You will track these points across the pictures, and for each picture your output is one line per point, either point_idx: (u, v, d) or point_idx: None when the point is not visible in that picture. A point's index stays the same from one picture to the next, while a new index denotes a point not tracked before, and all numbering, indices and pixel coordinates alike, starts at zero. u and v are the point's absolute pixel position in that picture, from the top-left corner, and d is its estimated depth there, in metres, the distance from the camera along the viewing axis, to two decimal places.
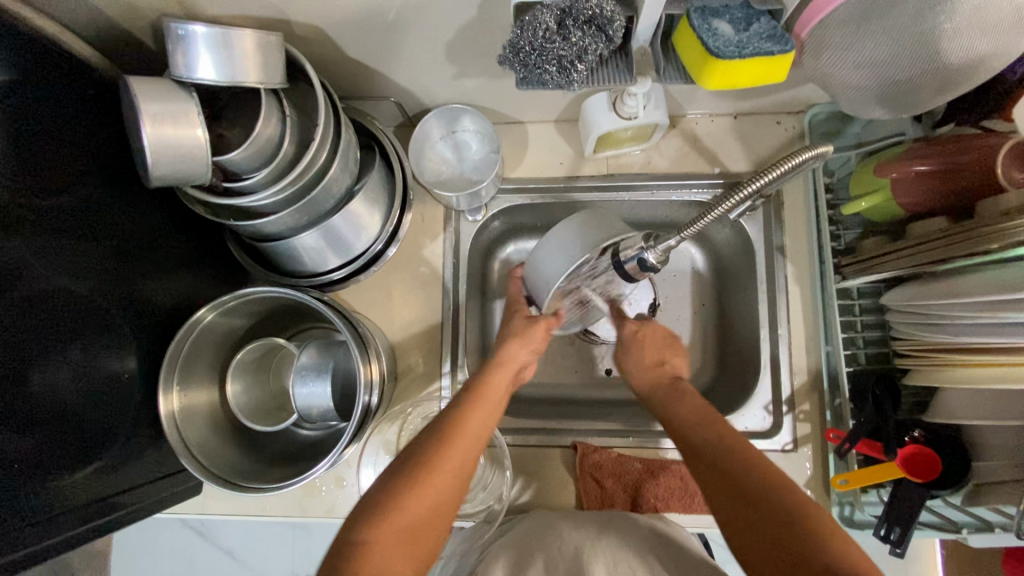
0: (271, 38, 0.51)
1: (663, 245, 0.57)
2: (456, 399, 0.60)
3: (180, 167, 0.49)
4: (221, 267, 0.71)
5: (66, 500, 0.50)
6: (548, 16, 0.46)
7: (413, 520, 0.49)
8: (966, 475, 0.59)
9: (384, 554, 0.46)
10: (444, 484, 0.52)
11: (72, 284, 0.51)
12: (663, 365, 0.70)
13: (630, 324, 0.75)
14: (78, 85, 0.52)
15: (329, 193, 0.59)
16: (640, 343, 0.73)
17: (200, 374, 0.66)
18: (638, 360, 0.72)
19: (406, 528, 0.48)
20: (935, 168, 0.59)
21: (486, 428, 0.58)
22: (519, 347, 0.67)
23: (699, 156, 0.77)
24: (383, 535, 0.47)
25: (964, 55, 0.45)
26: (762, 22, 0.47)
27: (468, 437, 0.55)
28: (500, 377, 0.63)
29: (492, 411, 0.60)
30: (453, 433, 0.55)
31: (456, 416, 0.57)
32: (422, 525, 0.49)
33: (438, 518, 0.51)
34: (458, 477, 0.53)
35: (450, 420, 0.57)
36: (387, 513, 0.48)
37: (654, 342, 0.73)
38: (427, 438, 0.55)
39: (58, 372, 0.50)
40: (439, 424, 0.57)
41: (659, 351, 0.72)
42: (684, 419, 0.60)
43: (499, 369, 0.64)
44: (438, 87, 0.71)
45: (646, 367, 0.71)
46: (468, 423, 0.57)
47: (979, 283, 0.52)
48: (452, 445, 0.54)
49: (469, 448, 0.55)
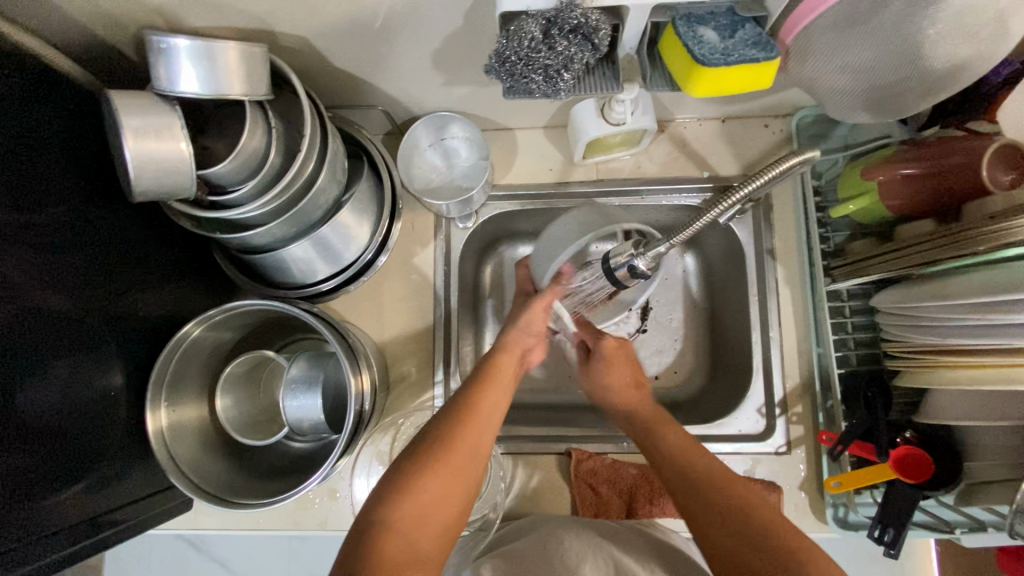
0: (255, 50, 0.50)
1: (652, 252, 0.57)
2: (467, 380, 0.59)
3: (164, 181, 0.49)
4: (209, 279, 0.71)
5: (56, 521, 0.50)
6: (533, 25, 0.46)
7: (431, 502, 0.49)
8: (957, 475, 0.59)
9: (403, 536, 0.46)
10: (464, 464, 0.52)
11: (57, 301, 0.51)
12: (636, 387, 0.67)
13: (609, 337, 0.70)
14: (59, 99, 0.52)
15: (317, 204, 0.58)
16: (609, 361, 0.69)
17: (188, 388, 0.65)
18: (609, 380, 0.68)
19: (424, 510, 0.48)
20: (920, 171, 0.59)
21: (499, 407, 0.57)
22: (528, 321, 0.65)
23: (688, 160, 0.77)
24: (408, 514, 0.47)
25: (947, 60, 0.45)
26: (748, 29, 0.47)
27: (482, 417, 0.55)
28: (508, 357, 0.62)
29: (504, 388, 0.59)
30: (467, 413, 0.55)
31: (468, 396, 0.57)
32: (440, 507, 0.49)
33: (457, 498, 0.50)
34: (474, 457, 0.53)
35: (463, 398, 0.56)
36: (405, 496, 0.48)
37: (621, 363, 0.69)
38: (440, 421, 0.55)
39: (45, 391, 0.49)
40: (451, 406, 0.56)
41: (631, 371, 0.68)
42: (671, 447, 0.58)
43: (508, 350, 0.63)
44: (426, 95, 0.70)
45: (619, 388, 0.67)
46: (480, 405, 0.56)
47: (966, 285, 0.53)
48: (467, 426, 0.54)
49: (482, 428, 0.55)
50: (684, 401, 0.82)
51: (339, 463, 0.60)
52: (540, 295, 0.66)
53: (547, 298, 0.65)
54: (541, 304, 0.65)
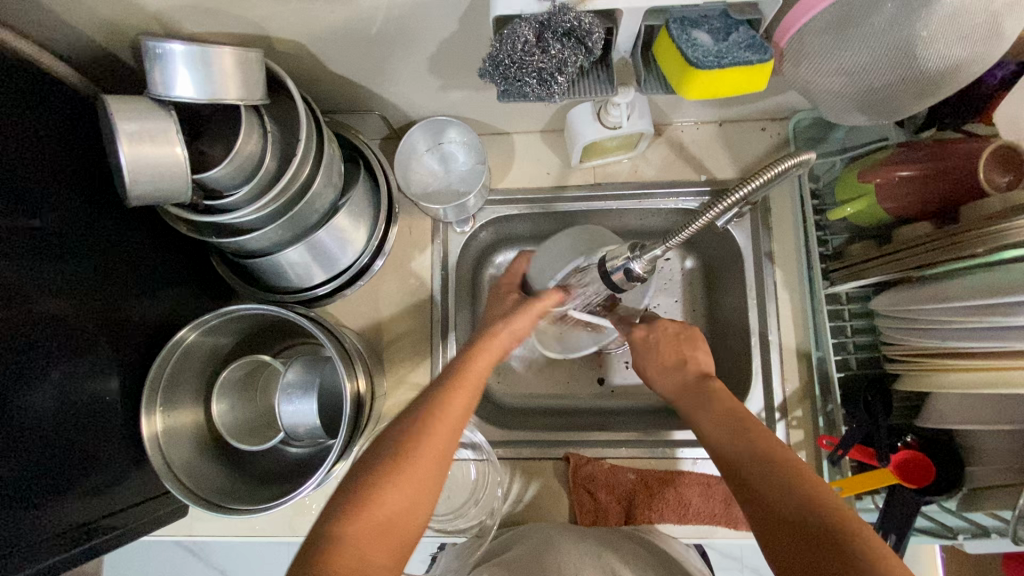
0: (251, 55, 0.51)
1: (648, 254, 0.56)
2: (435, 382, 0.56)
3: (161, 186, 0.49)
4: (205, 283, 0.71)
5: (49, 526, 0.50)
6: (527, 29, 0.45)
7: (390, 513, 0.48)
8: (958, 483, 0.59)
9: (355, 548, 0.45)
10: (424, 475, 0.50)
11: (49, 304, 0.50)
12: (685, 364, 0.63)
13: (641, 327, 0.68)
14: (56, 105, 0.52)
15: (313, 209, 0.58)
16: (654, 345, 0.66)
17: (184, 394, 0.65)
18: (655, 364, 0.65)
19: (377, 525, 0.47)
20: (917, 174, 0.59)
21: (465, 414, 0.55)
22: (514, 322, 0.62)
23: (686, 164, 0.77)
24: (358, 531, 0.46)
25: (941, 61, 0.45)
26: (741, 32, 0.47)
27: (447, 426, 0.53)
28: (483, 355, 0.59)
29: (472, 395, 0.56)
30: (431, 422, 0.52)
31: (436, 400, 0.54)
32: (397, 519, 0.48)
33: (415, 511, 0.49)
34: (437, 466, 0.51)
35: (429, 402, 0.54)
36: (361, 506, 0.47)
37: (670, 342, 0.65)
38: (403, 425, 0.53)
39: (38, 397, 0.49)
40: (415, 410, 0.54)
41: (679, 351, 0.65)
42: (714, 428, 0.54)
43: (485, 351, 0.60)
44: (423, 100, 0.71)
45: (666, 370, 0.64)
46: (445, 410, 0.53)
47: (964, 288, 0.52)
48: (431, 434, 0.52)
49: (448, 438, 0.52)
50: None
51: (335, 468, 0.60)
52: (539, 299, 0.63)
53: (543, 302, 0.63)
54: (539, 308, 0.63)
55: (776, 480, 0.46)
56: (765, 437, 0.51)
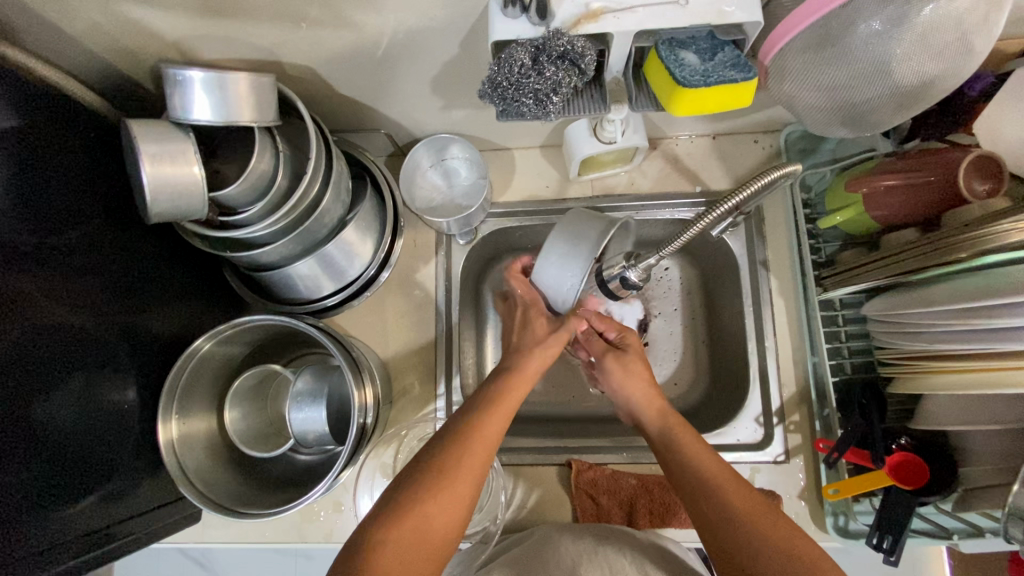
0: (264, 80, 0.54)
1: (643, 263, 0.60)
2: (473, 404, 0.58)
3: (178, 204, 0.52)
4: (217, 296, 0.73)
5: (69, 529, 0.52)
6: (523, 53, 0.48)
7: (428, 527, 0.49)
8: (953, 480, 0.60)
9: (397, 557, 0.47)
10: (462, 492, 0.51)
11: (72, 317, 0.53)
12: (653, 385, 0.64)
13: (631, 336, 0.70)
14: (82, 128, 0.55)
15: (323, 223, 0.61)
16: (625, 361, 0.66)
17: (199, 402, 0.67)
18: (622, 379, 0.65)
19: (417, 536, 0.48)
20: (901, 183, 0.61)
21: (500, 435, 0.56)
22: (546, 350, 0.64)
23: (681, 176, 0.80)
24: (398, 542, 0.47)
25: (914, 77, 0.47)
26: (727, 52, 0.49)
27: (485, 446, 0.54)
28: (517, 382, 0.61)
29: (507, 418, 0.57)
30: (471, 441, 0.54)
31: (475, 420, 0.56)
32: (435, 534, 0.49)
33: (451, 530, 0.50)
34: (474, 484, 0.52)
35: (468, 421, 0.56)
36: (403, 514, 0.49)
37: (635, 356, 0.67)
38: (442, 443, 0.54)
39: (60, 405, 0.52)
40: (455, 429, 0.55)
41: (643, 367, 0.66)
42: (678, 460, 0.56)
43: (520, 377, 0.61)
44: (427, 118, 0.74)
45: (635, 385, 0.64)
46: (483, 429, 0.55)
47: (949, 292, 0.54)
48: (470, 452, 0.53)
49: (484, 457, 0.54)
50: (683, 412, 0.83)
51: (343, 473, 0.62)
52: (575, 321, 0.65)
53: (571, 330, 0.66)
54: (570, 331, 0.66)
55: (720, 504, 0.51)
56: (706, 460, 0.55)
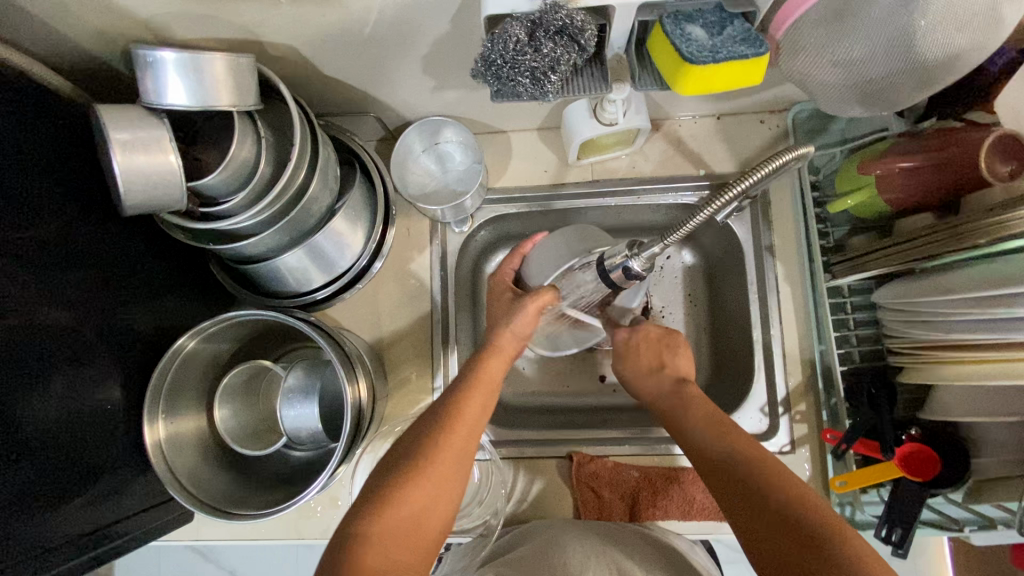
0: (242, 60, 0.50)
1: (646, 253, 0.56)
2: (452, 385, 0.57)
3: (155, 194, 0.49)
4: (204, 289, 0.70)
5: (54, 534, 0.50)
6: (517, 28, 0.45)
7: (413, 515, 0.47)
8: (962, 476, 0.58)
9: (387, 547, 0.45)
10: (447, 474, 0.50)
11: (50, 313, 0.51)
12: (663, 368, 0.64)
13: (622, 329, 0.70)
14: (49, 115, 0.52)
15: (310, 213, 0.59)
16: (635, 347, 0.67)
17: (188, 399, 0.65)
18: (636, 365, 0.66)
19: (402, 522, 0.47)
20: (918, 165, 0.58)
21: (482, 414, 0.55)
22: (513, 325, 0.60)
23: (684, 158, 0.76)
24: (383, 532, 0.46)
25: (941, 50, 0.44)
26: (736, 25, 0.46)
27: (465, 425, 0.53)
28: (495, 360, 0.59)
29: (489, 395, 0.56)
30: (451, 421, 0.53)
31: (454, 401, 0.54)
32: (422, 519, 0.48)
33: (437, 517, 0.49)
34: (461, 464, 0.51)
35: (449, 405, 0.54)
36: (388, 504, 0.47)
37: (650, 345, 0.66)
38: (426, 424, 0.53)
39: (42, 407, 0.50)
40: (436, 412, 0.54)
41: (656, 351, 0.66)
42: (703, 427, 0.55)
43: (496, 354, 0.60)
44: (418, 100, 0.70)
45: (641, 373, 0.65)
46: (464, 410, 0.54)
47: (965, 278, 0.52)
48: (454, 432, 0.52)
49: (465, 439, 0.52)
50: None
51: (338, 471, 0.60)
52: (534, 296, 0.60)
53: (541, 300, 0.60)
54: (536, 306, 0.60)
55: (769, 486, 0.47)
56: (745, 441, 0.52)
